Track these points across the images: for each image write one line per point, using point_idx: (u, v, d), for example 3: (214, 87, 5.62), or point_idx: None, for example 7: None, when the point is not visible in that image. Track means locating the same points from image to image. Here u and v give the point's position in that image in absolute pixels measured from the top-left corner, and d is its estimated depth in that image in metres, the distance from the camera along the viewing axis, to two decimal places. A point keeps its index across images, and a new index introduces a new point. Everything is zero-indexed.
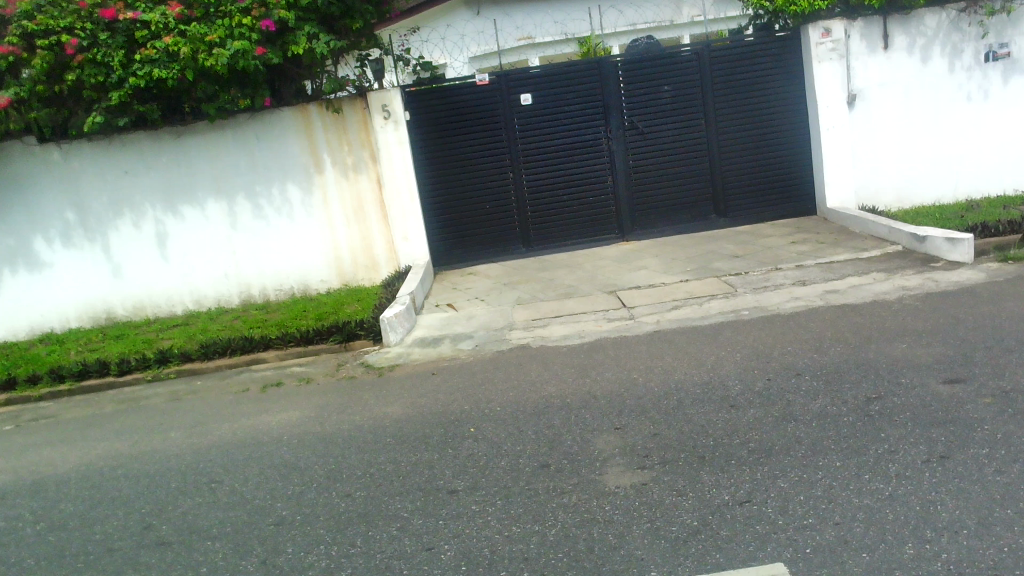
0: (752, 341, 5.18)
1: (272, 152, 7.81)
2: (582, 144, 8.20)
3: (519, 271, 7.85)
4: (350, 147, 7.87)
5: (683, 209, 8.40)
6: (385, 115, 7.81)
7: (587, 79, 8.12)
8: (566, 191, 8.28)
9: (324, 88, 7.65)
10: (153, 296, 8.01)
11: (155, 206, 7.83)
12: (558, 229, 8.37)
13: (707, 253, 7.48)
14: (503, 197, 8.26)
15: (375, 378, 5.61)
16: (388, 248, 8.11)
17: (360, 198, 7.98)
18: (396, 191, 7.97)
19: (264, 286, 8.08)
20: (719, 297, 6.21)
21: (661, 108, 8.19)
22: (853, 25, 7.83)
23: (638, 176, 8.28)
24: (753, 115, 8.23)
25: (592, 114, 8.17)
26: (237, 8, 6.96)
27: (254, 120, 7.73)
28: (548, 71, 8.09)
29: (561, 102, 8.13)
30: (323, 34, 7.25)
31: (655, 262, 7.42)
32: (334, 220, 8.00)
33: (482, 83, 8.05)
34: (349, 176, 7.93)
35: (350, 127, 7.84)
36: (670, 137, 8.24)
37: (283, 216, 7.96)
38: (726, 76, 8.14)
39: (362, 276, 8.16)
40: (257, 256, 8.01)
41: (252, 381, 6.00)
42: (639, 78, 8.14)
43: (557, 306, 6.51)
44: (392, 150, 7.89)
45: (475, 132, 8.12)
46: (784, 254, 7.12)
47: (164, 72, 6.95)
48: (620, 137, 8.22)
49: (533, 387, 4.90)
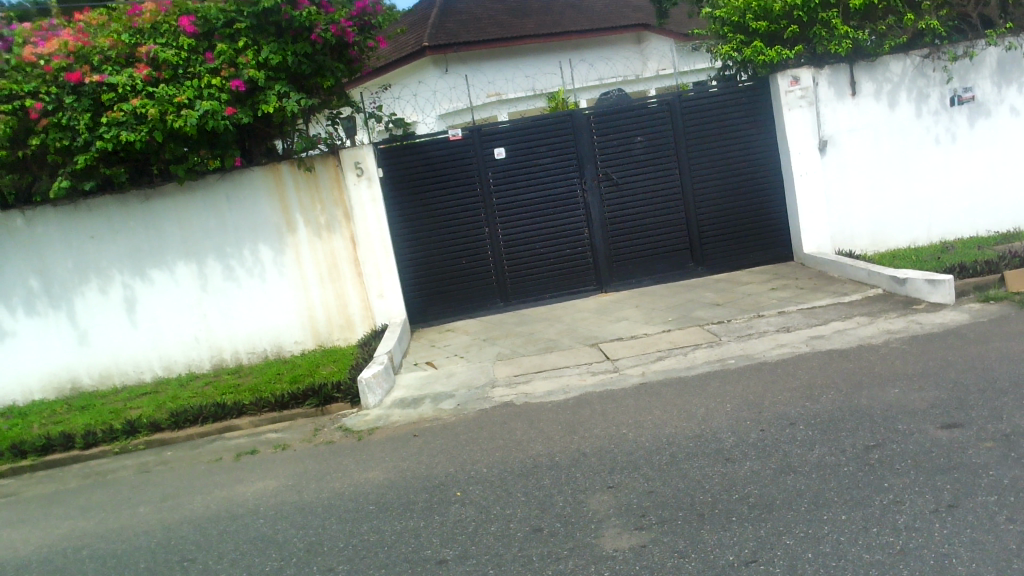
0: (741, 390, 5.07)
1: (243, 213, 7.68)
2: (557, 196, 8.17)
3: (498, 326, 7.71)
4: (322, 206, 7.75)
5: (660, 259, 8.34)
6: (358, 172, 7.71)
7: (560, 132, 8.12)
8: (542, 243, 8.20)
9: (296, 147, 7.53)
10: (121, 364, 7.77)
11: (122, 271, 7.64)
12: (535, 282, 8.27)
13: (688, 303, 7.40)
14: (479, 251, 8.16)
15: (354, 443, 5.41)
16: (363, 307, 7.95)
17: (334, 257, 7.84)
18: (370, 249, 7.83)
19: (236, 350, 7.87)
20: (703, 346, 6.11)
21: (634, 158, 8.19)
22: (820, 72, 7.91)
23: (614, 226, 8.24)
24: (726, 164, 8.26)
25: (566, 167, 8.16)
26: (206, 68, 6.86)
27: (224, 181, 7.61)
28: (520, 124, 8.08)
29: (535, 155, 8.12)
30: (294, 92, 7.10)
31: (637, 313, 7.32)
32: (308, 280, 7.85)
33: (454, 138, 8.00)
34: (322, 235, 7.80)
35: (323, 186, 7.73)
36: (644, 187, 8.23)
37: (255, 277, 7.80)
38: (697, 127, 8.20)
39: (337, 336, 7.97)
40: (229, 319, 7.82)
41: (225, 449, 5.76)
42: (611, 129, 8.16)
43: (539, 360, 6.37)
44: (366, 207, 7.78)
45: (449, 187, 8.06)
46: (765, 301, 7.06)
47: (130, 134, 6.76)
48: (594, 188, 8.19)
49: (519, 446, 4.73)
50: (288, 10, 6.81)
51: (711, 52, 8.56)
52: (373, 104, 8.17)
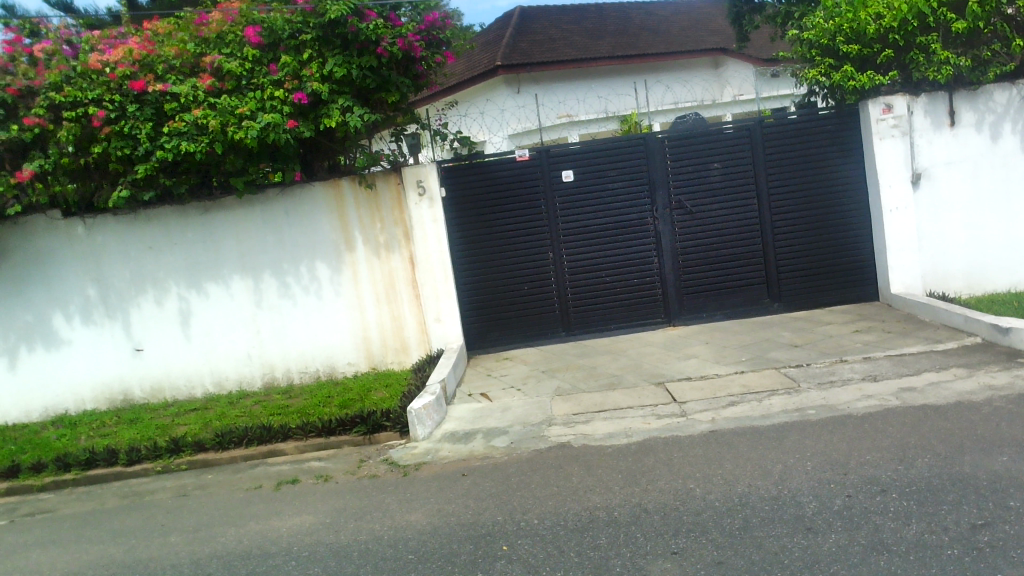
0: (824, 446, 4.58)
1: (302, 229, 7.50)
2: (626, 223, 7.77)
3: (559, 357, 7.33)
4: (382, 225, 7.52)
5: (734, 293, 7.85)
6: (420, 191, 7.46)
7: (632, 156, 7.74)
8: (608, 272, 7.81)
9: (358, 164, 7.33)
10: (173, 377, 7.63)
11: (179, 283, 7.52)
12: (599, 312, 7.86)
13: (763, 342, 6.91)
14: (542, 278, 7.80)
15: (399, 478, 5.08)
16: (419, 331, 7.67)
17: (391, 277, 7.59)
18: (429, 271, 7.56)
19: (288, 368, 7.67)
20: (780, 392, 5.61)
21: (709, 185, 7.76)
22: (915, 100, 7.35)
23: (685, 257, 7.80)
24: (808, 195, 7.75)
25: (637, 193, 7.77)
26: (269, 80, 6.71)
27: (284, 195, 7.44)
28: (590, 147, 7.73)
29: (604, 179, 7.75)
30: (358, 106, 6.86)
31: (707, 351, 6.86)
32: (364, 300, 7.61)
33: (521, 159, 7.70)
34: (380, 255, 7.56)
35: (383, 204, 7.50)
36: (719, 217, 7.78)
37: (311, 295, 7.59)
38: (779, 154, 7.73)
39: (391, 360, 7.70)
40: (283, 337, 7.63)
41: (266, 476, 5.49)
42: (686, 155, 7.74)
43: (601, 398, 5.97)
44: (426, 228, 7.52)
45: (514, 210, 7.74)
46: (848, 345, 6.53)
47: (191, 145, 6.64)
48: (666, 216, 7.77)
49: (575, 496, 4.33)
50: (355, 22, 6.59)
51: (797, 76, 8.08)
52: (440, 122, 7.92)
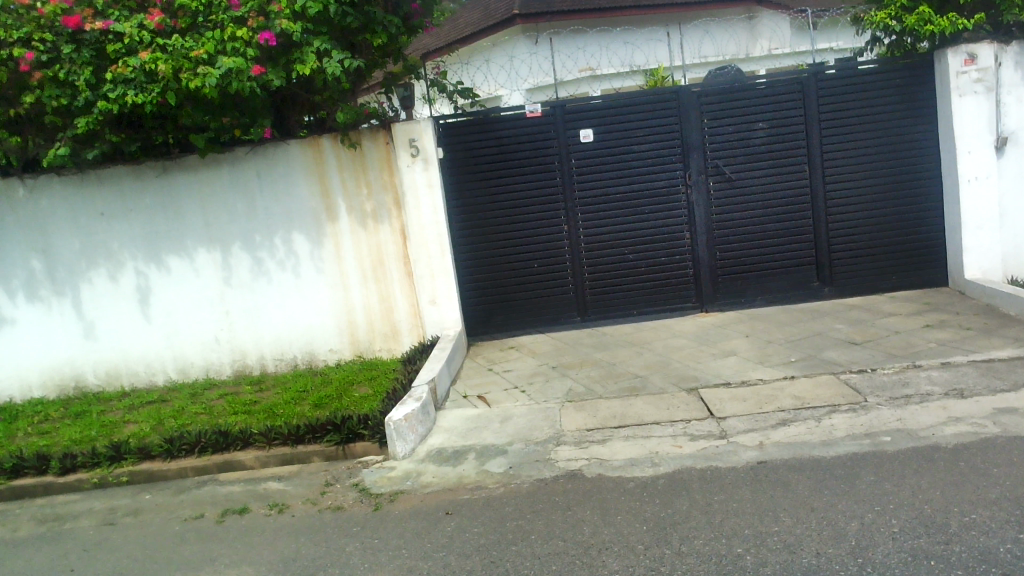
0: (910, 495, 3.53)
1: (276, 196, 6.47)
2: (653, 192, 6.68)
3: (572, 349, 6.29)
4: (369, 191, 6.47)
5: (778, 275, 6.76)
6: (413, 152, 6.38)
7: (662, 112, 6.61)
8: (632, 249, 6.74)
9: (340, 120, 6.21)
10: (131, 363, 6.68)
11: (136, 256, 6.52)
12: (621, 296, 6.81)
13: (813, 337, 5.82)
14: (555, 255, 6.75)
15: (369, 512, 4.10)
16: (411, 314, 6.64)
17: (380, 252, 6.55)
18: (422, 245, 6.49)
19: (261, 355, 6.69)
20: (843, 409, 4.54)
21: (752, 148, 6.64)
22: (1004, 50, 6.15)
23: (721, 232, 6.71)
24: (869, 162, 6.60)
25: (667, 157, 6.65)
26: (230, 17, 5.61)
27: (255, 155, 6.40)
28: (613, 102, 6.61)
29: (629, 140, 6.64)
30: (337, 51, 5.76)
31: (747, 347, 5.79)
32: (348, 278, 6.59)
33: (533, 115, 6.59)
34: (367, 225, 6.51)
35: (370, 167, 6.43)
36: (763, 185, 6.66)
37: (287, 271, 6.58)
38: (835, 112, 6.56)
39: (380, 346, 6.70)
40: (256, 319, 6.64)
41: (213, 501, 4.53)
42: (726, 112, 6.60)
43: (621, 409, 4.93)
44: (420, 195, 6.44)
45: (523, 174, 6.66)
46: (919, 345, 5.43)
47: (138, 95, 5.57)
48: (700, 183, 6.67)
49: (586, 559, 3.32)
50: None
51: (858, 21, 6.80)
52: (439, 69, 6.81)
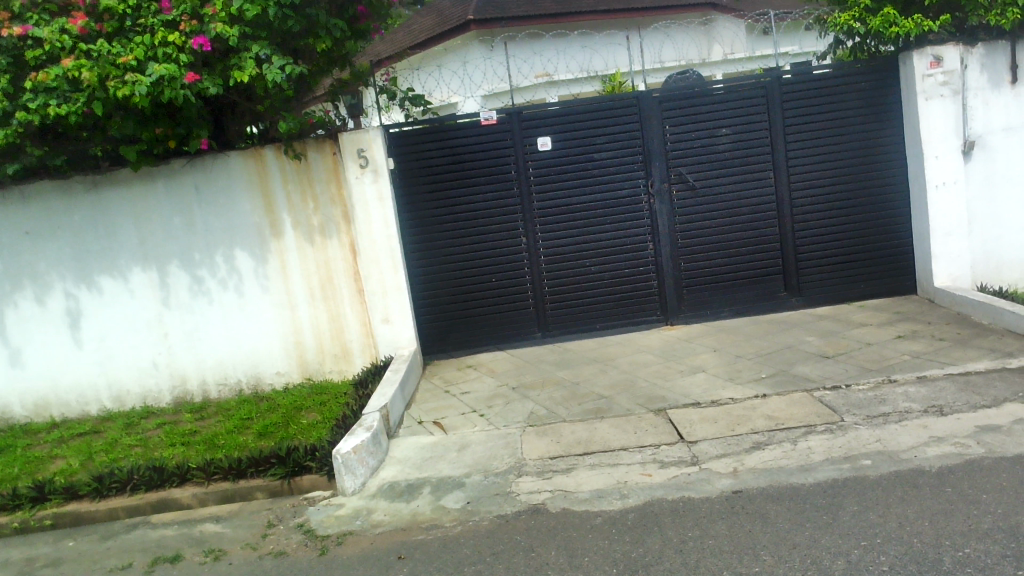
0: (897, 527, 3.28)
1: (216, 211, 6.08)
2: (614, 201, 6.42)
3: (533, 368, 5.99)
4: (316, 204, 6.12)
5: (744, 286, 6.54)
6: (362, 162, 6.04)
7: (622, 118, 6.36)
8: (593, 261, 6.47)
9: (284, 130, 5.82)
10: (61, 391, 6.23)
11: (65, 277, 6.09)
12: (583, 310, 6.53)
13: (783, 351, 5.59)
14: (513, 269, 6.45)
15: (315, 557, 3.75)
16: (363, 333, 6.29)
17: (328, 268, 6.20)
18: (373, 260, 6.15)
19: (203, 380, 6.29)
20: (819, 430, 4.30)
21: (715, 155, 6.41)
22: (970, 51, 6.00)
23: (685, 242, 6.48)
24: (834, 168, 6.43)
25: (628, 165, 6.40)
26: (160, 21, 5.21)
27: (192, 168, 6.01)
28: (571, 108, 6.34)
29: (589, 148, 6.37)
30: (277, 56, 5.39)
31: (716, 363, 5.54)
32: (295, 297, 6.22)
33: (488, 122, 6.30)
34: (314, 240, 6.16)
35: (317, 179, 6.08)
36: (727, 193, 6.44)
37: (229, 291, 6.19)
38: (799, 117, 6.38)
39: (330, 368, 6.33)
40: (196, 342, 6.24)
41: (143, 547, 4.14)
42: (688, 118, 6.37)
43: (585, 434, 4.63)
44: (369, 208, 6.10)
45: (479, 184, 6.36)
46: (893, 358, 5.22)
47: (61, 105, 5.15)
48: (663, 192, 6.43)
49: None
50: None
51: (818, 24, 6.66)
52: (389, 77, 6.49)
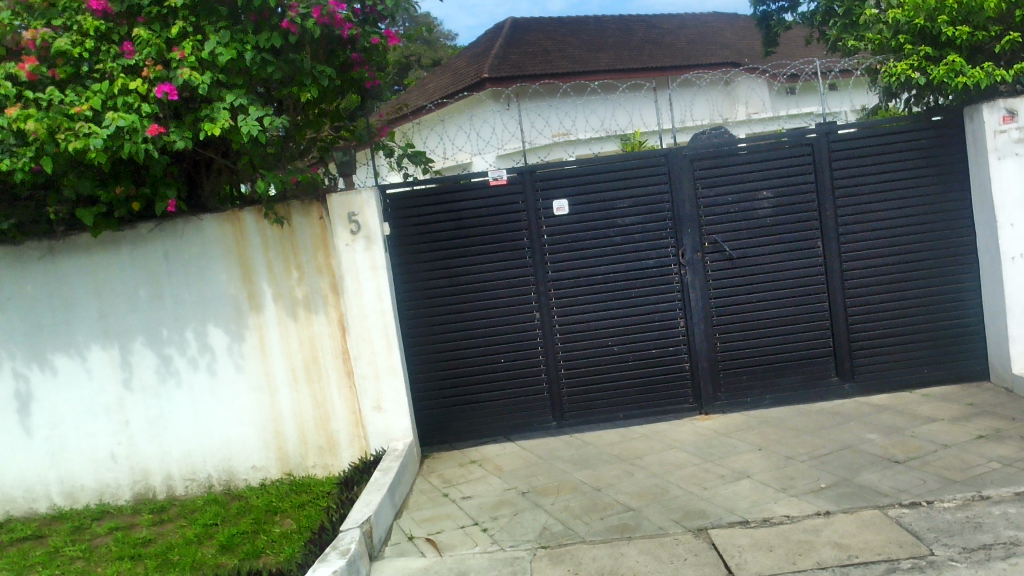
0: None
1: (187, 281, 5.36)
2: (640, 272, 5.65)
3: (546, 466, 5.14)
4: (300, 274, 5.39)
5: (789, 370, 5.71)
6: (353, 228, 5.30)
7: (649, 179, 5.63)
8: (616, 341, 5.68)
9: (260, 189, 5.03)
10: (7, 486, 5.44)
11: (14, 355, 5.34)
12: (604, 396, 5.71)
13: (842, 452, 4.73)
14: (525, 348, 5.66)
15: None
16: (351, 423, 5.49)
17: (313, 347, 5.44)
18: (363, 339, 5.35)
19: (168, 475, 5.49)
20: (904, 567, 3.43)
21: (755, 220, 5.65)
22: None
23: (721, 320, 5.68)
24: (891, 236, 5.65)
25: (656, 231, 5.64)
26: (121, 65, 4.57)
27: (162, 232, 5.31)
28: (592, 168, 5.62)
29: (611, 212, 5.63)
30: (255, 106, 4.72)
31: (762, 467, 4.67)
32: (275, 380, 5.44)
33: (497, 183, 5.59)
34: (298, 315, 5.41)
35: (302, 246, 5.37)
36: (769, 263, 5.66)
37: (200, 372, 5.42)
38: (850, 179, 5.64)
39: (313, 462, 5.52)
40: (162, 430, 5.45)
41: None
42: (723, 179, 5.63)
43: (610, 561, 3.77)
44: (361, 279, 5.33)
45: (486, 252, 5.61)
46: (978, 465, 4.35)
47: (4, 161, 4.46)
48: (696, 262, 5.65)
49: None
50: None
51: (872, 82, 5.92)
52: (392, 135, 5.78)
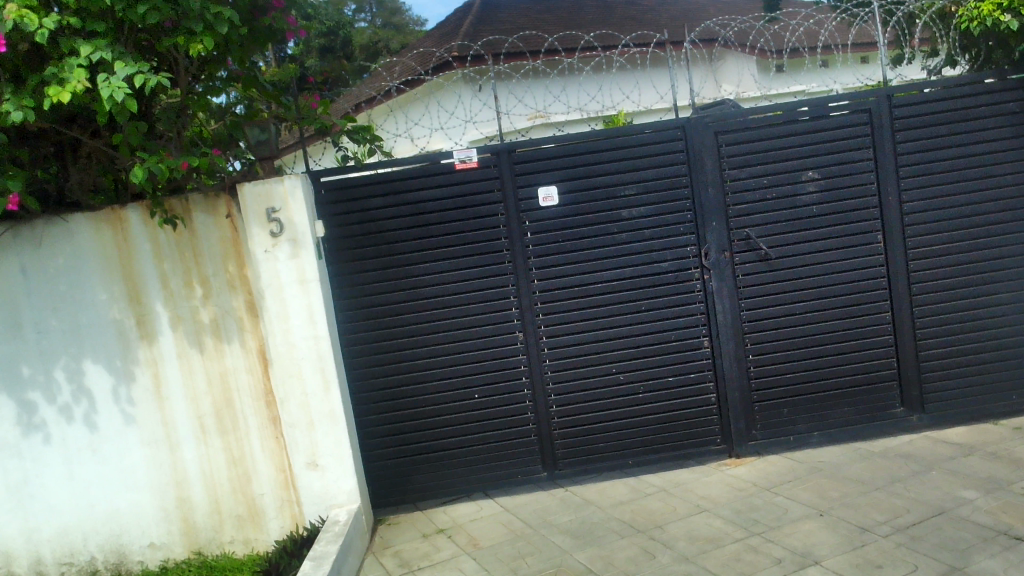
0: None
1: (54, 303, 4.01)
2: (651, 279, 4.39)
3: (536, 541, 3.86)
4: (205, 291, 4.07)
5: (843, 400, 4.48)
6: (273, 228, 3.98)
7: (662, 159, 4.36)
8: (622, 367, 4.42)
9: (136, 177, 3.58)
10: None
11: None
12: (607, 438, 4.45)
13: (935, 522, 3.50)
14: (505, 380, 4.38)
15: None
16: (279, 485, 4.18)
17: (226, 387, 4.12)
18: (291, 375, 4.04)
19: (39, 558, 4.16)
20: None
21: (797, 210, 4.40)
22: None
23: (755, 337, 4.45)
24: (968, 227, 4.44)
25: (671, 226, 4.38)
26: None
27: (18, 239, 3.97)
28: (588, 146, 4.34)
29: (613, 201, 4.35)
30: (121, 60, 3.38)
31: (832, 546, 3.42)
32: (176, 431, 4.13)
33: (465, 166, 4.30)
34: (203, 345, 4.09)
35: (206, 254, 4.05)
36: (815, 264, 4.42)
37: (75, 423, 4.08)
38: (917, 155, 4.41)
39: (230, 536, 4.21)
40: (27, 501, 4.11)
41: None
42: (757, 157, 4.38)
43: None
44: (285, 296, 4.01)
45: (452, 256, 4.32)
46: None
47: None
48: (723, 264, 4.40)
49: None
50: None
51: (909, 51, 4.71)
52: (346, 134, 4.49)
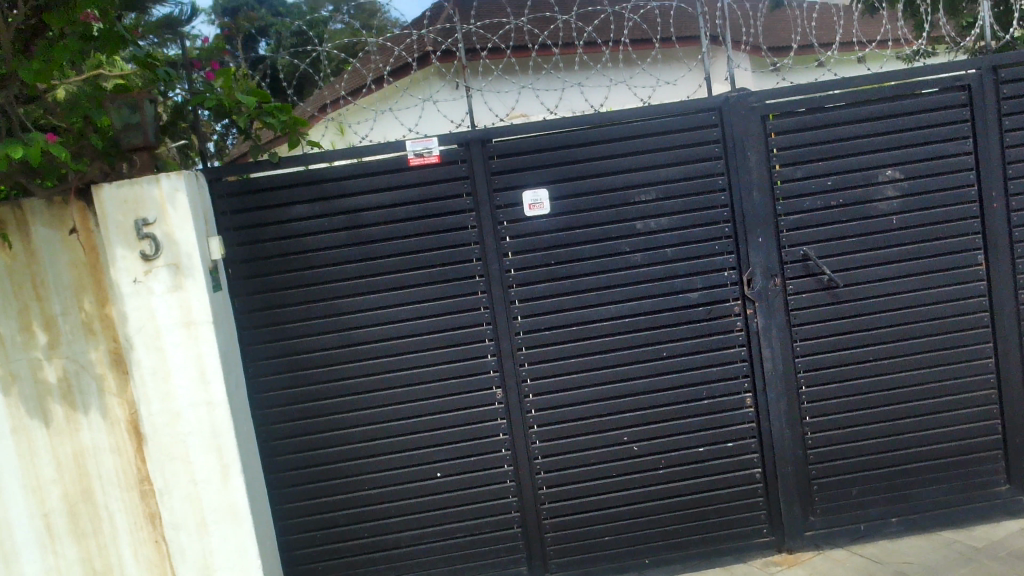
0: None
1: None
2: (677, 315, 3.24)
3: None
4: (52, 338, 2.87)
5: (931, 477, 3.36)
6: (144, 248, 2.78)
7: (691, 154, 3.21)
8: (636, 432, 3.27)
9: None
10: None
11: None
12: (617, 528, 3.29)
13: None
14: (478, 453, 3.21)
15: None
16: None
17: (84, 473, 2.92)
18: (173, 456, 2.84)
19: None
20: None
21: (870, 221, 3.27)
22: None
23: (814, 393, 3.31)
24: None
25: (703, 243, 3.23)
26: None
27: None
28: (592, 135, 3.18)
29: (626, 210, 3.20)
30: None
31: None
32: (11, 535, 2.90)
33: (421, 163, 3.13)
34: (50, 414, 2.88)
35: (53, 285, 2.86)
36: (894, 294, 3.29)
37: None
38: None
39: None
40: None
41: None
42: (818, 152, 3.24)
43: None
44: (163, 345, 2.81)
45: (405, 284, 3.14)
46: None
47: None
48: (772, 295, 3.26)
49: None
50: None
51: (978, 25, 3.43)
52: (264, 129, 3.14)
